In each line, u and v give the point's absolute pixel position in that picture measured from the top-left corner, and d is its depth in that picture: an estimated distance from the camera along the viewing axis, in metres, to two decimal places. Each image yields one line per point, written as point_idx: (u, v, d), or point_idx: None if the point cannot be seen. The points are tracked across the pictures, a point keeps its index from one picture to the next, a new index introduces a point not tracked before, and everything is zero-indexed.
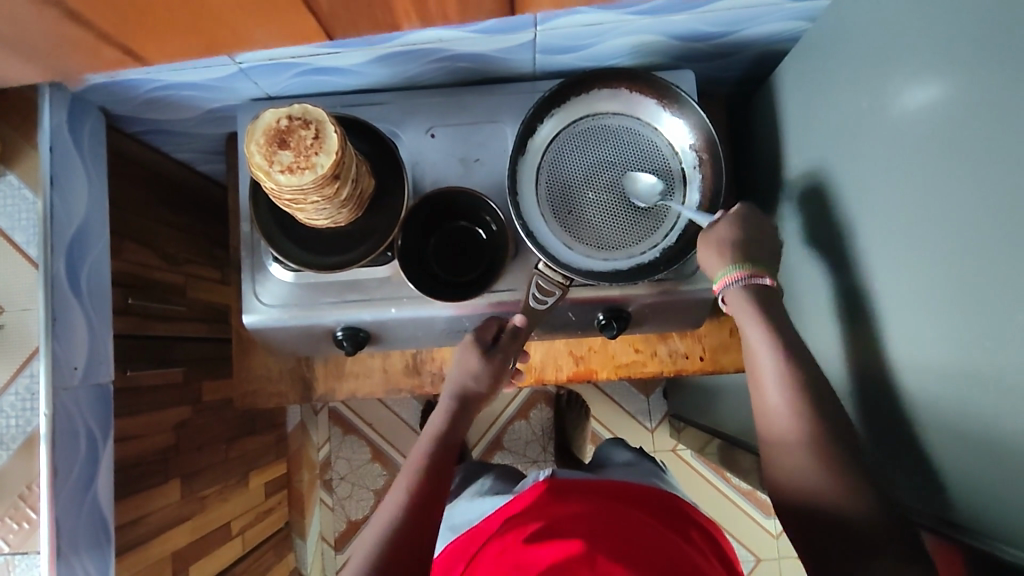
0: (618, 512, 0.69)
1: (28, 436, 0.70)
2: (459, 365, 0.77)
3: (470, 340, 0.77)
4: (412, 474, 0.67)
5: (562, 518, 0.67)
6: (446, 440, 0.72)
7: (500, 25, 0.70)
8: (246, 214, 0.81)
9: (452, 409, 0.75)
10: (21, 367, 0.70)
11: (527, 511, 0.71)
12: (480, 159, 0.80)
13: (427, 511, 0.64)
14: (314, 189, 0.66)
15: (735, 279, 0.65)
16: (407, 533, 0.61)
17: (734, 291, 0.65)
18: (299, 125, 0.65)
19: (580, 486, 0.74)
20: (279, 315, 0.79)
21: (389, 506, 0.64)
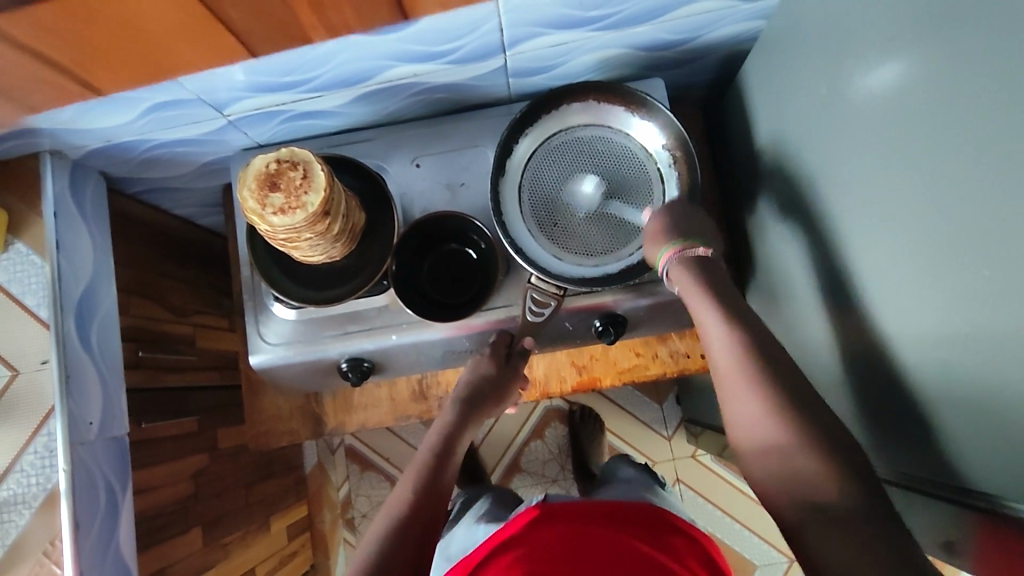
0: (611, 534, 0.67)
1: (49, 493, 0.71)
2: (466, 376, 0.80)
3: (480, 356, 0.80)
4: (412, 487, 0.69)
5: (556, 548, 0.64)
6: (447, 450, 0.74)
7: (472, 52, 0.73)
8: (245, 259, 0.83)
9: (457, 419, 0.77)
10: (38, 426, 0.71)
11: (518, 539, 0.67)
12: (466, 183, 0.83)
13: (425, 519, 0.67)
14: (306, 227, 0.69)
15: (676, 249, 0.68)
16: (403, 544, 0.63)
17: (675, 265, 0.69)
18: (287, 168, 0.68)
19: (576, 509, 0.70)
20: (285, 352, 0.81)
21: (389, 512, 0.67)
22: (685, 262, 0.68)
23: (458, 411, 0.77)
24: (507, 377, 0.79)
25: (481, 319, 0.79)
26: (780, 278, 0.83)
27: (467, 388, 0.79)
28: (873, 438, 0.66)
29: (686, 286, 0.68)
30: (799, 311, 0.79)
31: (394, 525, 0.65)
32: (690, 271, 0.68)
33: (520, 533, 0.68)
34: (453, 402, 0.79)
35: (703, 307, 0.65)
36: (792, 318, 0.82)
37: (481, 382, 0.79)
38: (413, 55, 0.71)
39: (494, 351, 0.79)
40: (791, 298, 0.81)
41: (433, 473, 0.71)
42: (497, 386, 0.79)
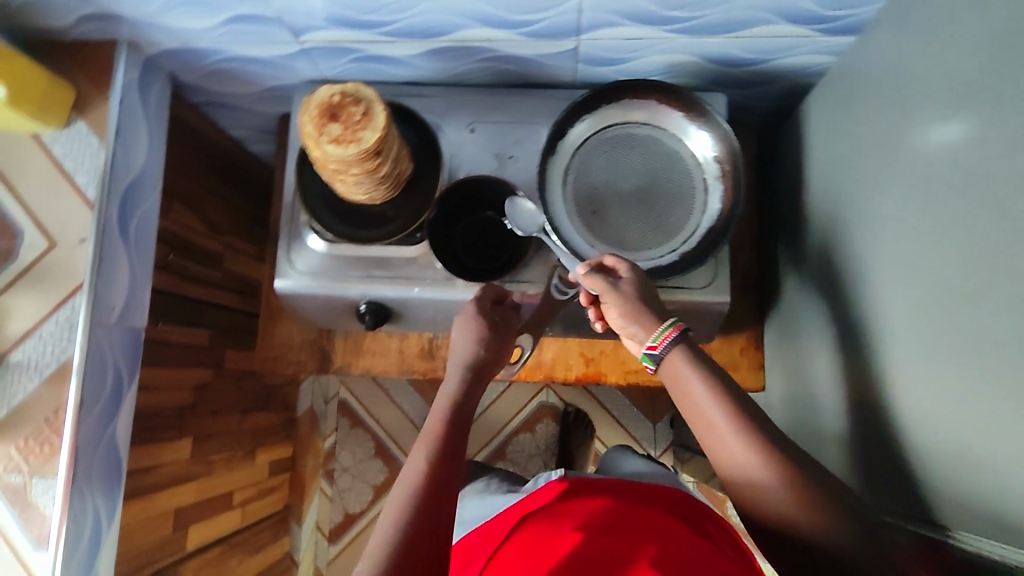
0: (642, 512, 0.68)
1: (60, 365, 0.73)
2: (464, 341, 0.73)
3: (470, 314, 0.74)
4: (425, 460, 0.63)
5: (575, 517, 0.68)
6: (456, 419, 0.68)
7: (547, 29, 0.75)
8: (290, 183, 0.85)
9: (465, 384, 0.71)
10: (63, 299, 0.73)
11: (543, 510, 0.72)
12: (514, 156, 0.84)
13: (435, 512, 0.59)
14: (356, 162, 0.71)
15: (672, 336, 0.62)
16: (424, 531, 0.58)
17: (673, 354, 0.62)
18: (349, 102, 0.71)
19: (596, 485, 0.75)
20: (308, 283, 0.83)
21: (394, 504, 0.60)
22: (679, 346, 0.62)
23: (466, 376, 0.71)
24: (506, 334, 0.75)
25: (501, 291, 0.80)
26: (802, 312, 0.83)
27: (467, 352, 0.72)
28: (870, 478, 0.66)
29: (679, 373, 0.61)
30: (815, 347, 0.79)
31: (412, 510, 0.59)
32: (689, 354, 0.61)
33: (546, 504, 0.73)
34: (456, 367, 0.72)
35: (700, 389, 0.60)
36: (807, 353, 0.81)
37: (480, 348, 0.73)
38: (489, 19, 0.72)
39: (472, 307, 0.75)
40: (810, 333, 0.81)
41: (446, 445, 0.65)
42: (497, 346, 0.74)
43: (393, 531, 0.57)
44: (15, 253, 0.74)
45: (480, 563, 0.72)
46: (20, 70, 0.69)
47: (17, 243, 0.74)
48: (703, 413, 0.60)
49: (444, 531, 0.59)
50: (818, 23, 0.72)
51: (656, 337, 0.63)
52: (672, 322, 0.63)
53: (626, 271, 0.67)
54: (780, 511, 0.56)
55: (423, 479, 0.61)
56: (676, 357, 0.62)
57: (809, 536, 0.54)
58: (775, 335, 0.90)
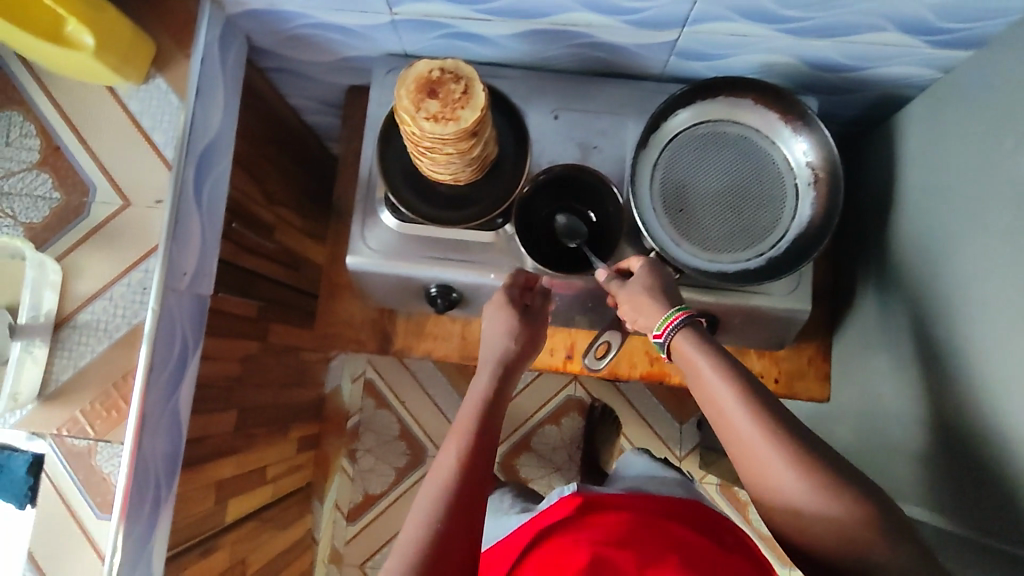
0: (663, 529, 0.66)
1: (132, 328, 0.70)
2: (498, 334, 0.73)
3: (499, 303, 0.74)
4: (457, 456, 0.62)
5: (593, 532, 0.66)
6: (491, 414, 0.67)
7: (654, 18, 0.72)
8: (369, 158, 0.83)
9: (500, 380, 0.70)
10: (137, 261, 0.71)
11: (561, 524, 0.70)
12: (599, 147, 0.83)
13: (468, 509, 0.60)
14: (451, 140, 0.69)
15: (678, 321, 0.63)
16: (453, 531, 0.58)
17: (677, 340, 0.63)
18: (449, 78, 0.68)
19: (616, 499, 0.73)
20: (381, 261, 0.81)
21: (425, 498, 0.60)
22: (684, 333, 0.63)
23: (502, 373, 0.71)
24: (539, 328, 0.74)
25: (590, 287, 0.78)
26: (879, 326, 0.82)
27: (497, 345, 0.72)
28: (962, 499, 0.65)
29: (691, 361, 0.62)
30: (892, 361, 0.78)
31: (441, 506, 0.59)
32: (695, 340, 0.62)
33: (567, 514, 0.71)
34: (490, 362, 0.71)
35: (719, 384, 0.59)
36: (880, 367, 0.81)
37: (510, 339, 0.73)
38: (598, 4, 0.70)
39: (500, 297, 0.74)
40: (886, 347, 0.80)
41: (481, 442, 0.64)
42: (529, 338, 0.74)
43: (424, 531, 0.58)
44: (86, 210, 0.72)
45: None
46: (108, 18, 0.66)
47: (89, 199, 0.72)
48: (721, 412, 0.59)
49: (473, 531, 0.59)
50: (933, 33, 0.70)
51: (658, 327, 0.64)
52: (677, 309, 0.64)
53: (638, 269, 0.70)
54: (790, 503, 0.55)
55: (455, 477, 0.61)
56: (685, 343, 0.62)
57: (822, 550, 0.54)
58: (843, 346, 0.89)
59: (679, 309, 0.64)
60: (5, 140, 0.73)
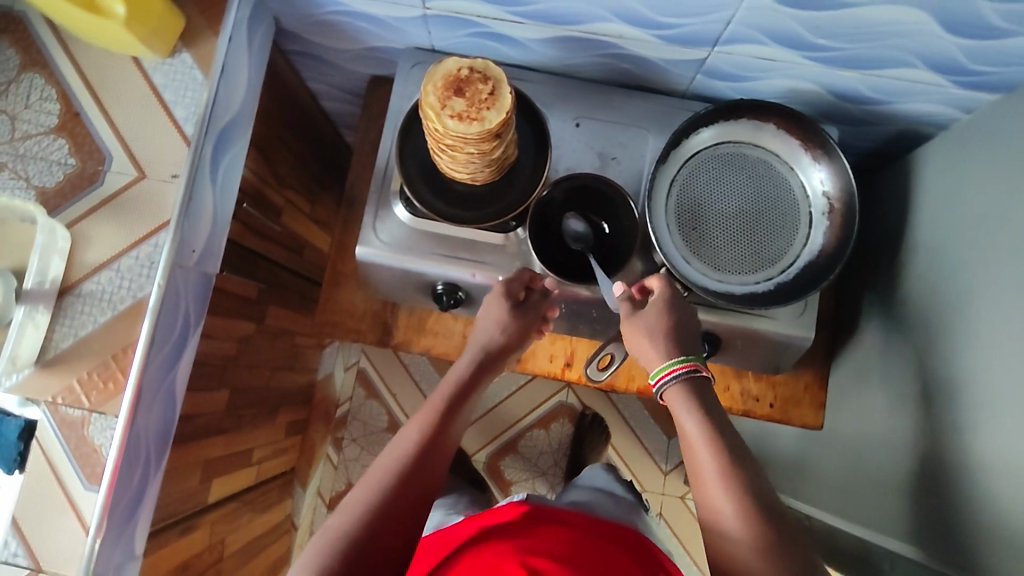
0: (603, 548, 0.67)
1: (135, 302, 0.69)
2: (487, 323, 0.76)
3: (495, 292, 0.77)
4: (421, 428, 0.67)
5: (538, 537, 0.66)
6: (462, 398, 0.71)
7: (684, 36, 0.73)
8: (388, 149, 0.82)
9: (477, 369, 0.74)
10: (147, 235, 0.70)
11: (507, 524, 0.70)
12: (617, 158, 0.82)
13: (419, 480, 0.63)
14: (474, 140, 0.69)
15: (678, 372, 0.65)
16: (406, 488, 0.62)
17: (673, 387, 0.66)
18: (478, 78, 0.68)
19: (568, 515, 0.73)
20: (389, 254, 0.80)
21: (382, 465, 0.63)
22: (683, 382, 0.66)
23: (481, 363, 0.75)
24: (529, 325, 0.77)
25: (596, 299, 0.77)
26: (880, 359, 0.82)
27: (481, 334, 0.76)
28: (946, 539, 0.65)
29: (680, 410, 0.65)
30: (889, 396, 0.79)
31: (395, 471, 0.63)
32: (689, 392, 0.65)
33: (520, 514, 0.72)
34: (472, 350, 0.76)
35: (698, 432, 0.62)
36: (877, 401, 0.81)
37: (496, 329, 0.76)
38: (631, 16, 0.71)
39: (500, 288, 0.76)
40: (885, 381, 0.80)
41: (448, 419, 0.69)
42: (513, 332, 0.76)
43: (376, 490, 0.61)
44: (100, 178, 0.71)
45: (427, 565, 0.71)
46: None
47: (104, 168, 0.71)
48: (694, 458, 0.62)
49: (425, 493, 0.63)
50: (960, 74, 0.71)
51: (657, 370, 0.67)
52: (688, 359, 0.66)
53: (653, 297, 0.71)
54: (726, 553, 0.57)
55: (416, 443, 0.65)
56: (677, 392, 0.65)
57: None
58: (843, 375, 0.89)
59: (690, 360, 0.66)
60: (24, 101, 0.72)
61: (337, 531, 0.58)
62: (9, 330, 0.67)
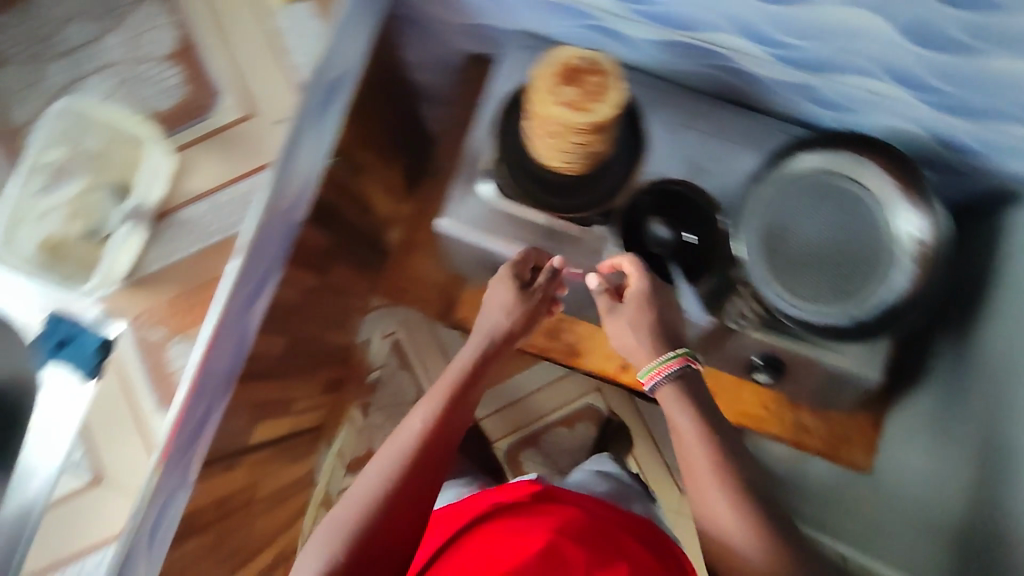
0: (608, 533, 0.72)
1: (226, 237, 0.71)
2: (499, 315, 0.77)
3: (501, 277, 0.78)
4: (423, 426, 0.69)
5: (547, 522, 0.71)
6: (466, 390, 0.73)
7: (802, 57, 0.72)
8: (483, 129, 0.83)
9: (484, 358, 0.76)
10: (246, 173, 0.72)
11: (517, 507, 0.75)
12: (709, 170, 0.81)
13: (423, 472, 0.67)
14: (581, 131, 0.69)
15: (674, 367, 0.68)
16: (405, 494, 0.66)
17: (666, 388, 0.68)
18: (592, 70, 0.68)
19: (576, 496, 0.78)
20: (471, 231, 0.82)
21: (386, 459, 0.67)
22: (676, 381, 0.68)
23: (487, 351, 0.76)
24: (538, 311, 0.78)
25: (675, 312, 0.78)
26: (948, 415, 0.80)
27: (490, 321, 0.77)
28: None
29: (671, 411, 0.67)
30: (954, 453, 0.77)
31: (397, 469, 0.66)
32: (682, 389, 0.68)
33: (527, 497, 0.77)
34: (480, 338, 0.77)
35: (686, 417, 0.66)
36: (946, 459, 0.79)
37: (505, 315, 0.77)
38: (752, 30, 0.70)
39: (506, 274, 0.77)
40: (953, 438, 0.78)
41: (451, 415, 0.71)
42: (520, 317, 0.77)
43: (377, 489, 0.65)
44: (209, 113, 0.73)
45: (437, 540, 0.76)
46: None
47: (214, 103, 0.73)
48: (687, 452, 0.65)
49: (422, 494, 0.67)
50: None
51: (644, 373, 0.69)
52: (672, 356, 0.68)
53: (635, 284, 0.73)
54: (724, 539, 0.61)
55: (417, 444, 0.68)
56: (670, 389, 0.68)
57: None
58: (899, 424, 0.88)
59: (679, 354, 0.69)
60: (148, 27, 0.74)
61: (340, 535, 0.62)
62: (112, 243, 0.70)
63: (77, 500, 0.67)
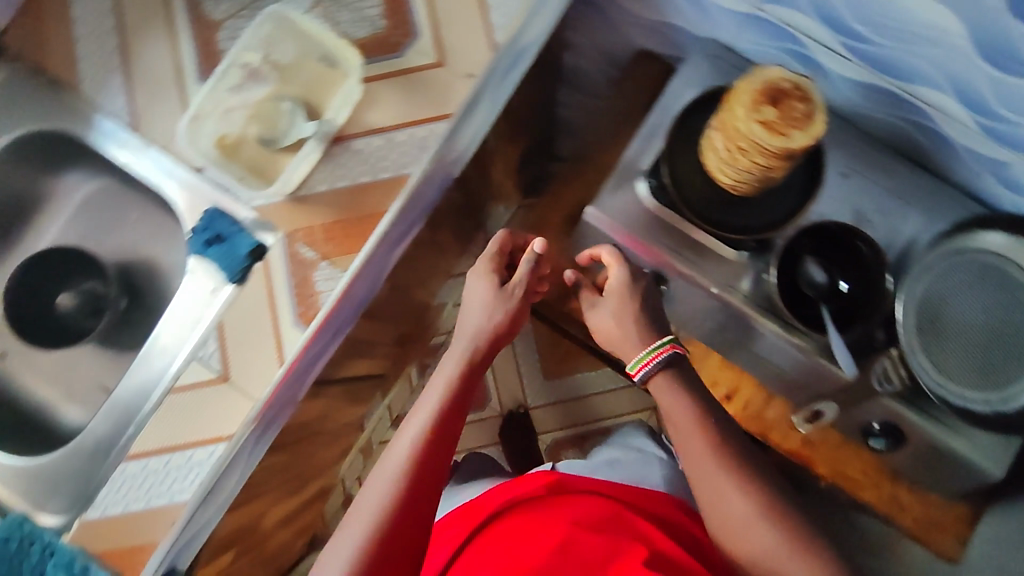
0: (620, 523, 0.69)
1: (395, 175, 0.72)
2: (479, 316, 0.72)
3: (478, 269, 0.76)
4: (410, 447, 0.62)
5: (563, 511, 0.70)
6: (453, 402, 0.67)
7: (1013, 133, 0.69)
8: (656, 132, 0.80)
9: (476, 359, 0.70)
10: (428, 118, 0.72)
11: (526, 504, 0.73)
12: (874, 223, 0.78)
13: (420, 499, 0.61)
14: (767, 153, 0.66)
15: (664, 353, 0.68)
16: (406, 516, 0.60)
17: (659, 376, 0.68)
18: (798, 96, 0.65)
19: (579, 481, 0.76)
20: (617, 228, 0.80)
21: (379, 487, 0.60)
22: (664, 370, 0.69)
23: (482, 351, 0.71)
24: (523, 302, 0.74)
25: (817, 355, 0.74)
26: None
27: (471, 322, 0.72)
28: None
29: (662, 395, 0.68)
30: None
31: (391, 498, 0.60)
32: (676, 377, 0.68)
33: (532, 496, 0.74)
34: (474, 339, 0.71)
35: (682, 405, 0.66)
36: None
37: (483, 315, 0.72)
38: (971, 93, 0.67)
39: (487, 267, 0.75)
40: None
41: (443, 423, 0.65)
42: (500, 315, 0.73)
43: (373, 520, 0.59)
44: (402, 51, 0.73)
45: (452, 539, 0.74)
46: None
47: (408, 43, 0.73)
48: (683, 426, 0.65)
49: (426, 515, 0.61)
50: None
51: (634, 365, 0.69)
52: (658, 342, 0.69)
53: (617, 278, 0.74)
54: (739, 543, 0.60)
55: (409, 468, 0.61)
56: (661, 378, 0.68)
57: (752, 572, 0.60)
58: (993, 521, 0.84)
59: (664, 343, 0.69)
60: None
61: (341, 564, 0.57)
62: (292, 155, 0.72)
63: (196, 394, 0.69)
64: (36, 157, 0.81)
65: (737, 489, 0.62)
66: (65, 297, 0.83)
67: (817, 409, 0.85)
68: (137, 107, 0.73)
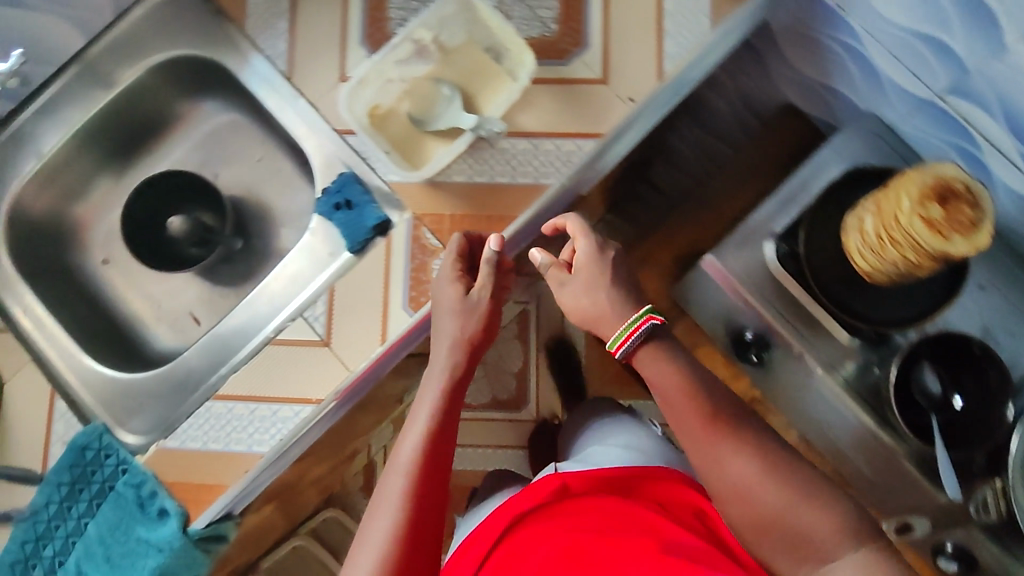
0: (634, 518, 0.61)
1: (534, 183, 0.71)
2: (452, 323, 0.63)
3: (439, 282, 0.65)
4: (405, 467, 0.59)
5: (573, 517, 0.62)
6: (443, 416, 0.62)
7: None
8: (795, 199, 0.78)
9: (459, 372, 0.63)
10: (579, 133, 0.70)
11: (536, 514, 0.65)
12: (1002, 345, 0.74)
13: (425, 525, 0.57)
14: (921, 251, 0.63)
15: (643, 327, 0.57)
16: (417, 548, 0.56)
17: (641, 350, 0.58)
18: (971, 201, 0.60)
19: (590, 476, 0.68)
20: (733, 282, 0.79)
21: (383, 516, 0.57)
22: (647, 341, 0.58)
23: (461, 365, 0.63)
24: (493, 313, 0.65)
25: (908, 461, 0.74)
26: None
27: (438, 333, 0.64)
28: None
29: (649, 372, 0.58)
30: None
31: (400, 525, 0.56)
32: (658, 349, 0.58)
33: (537, 505, 0.66)
34: (456, 350, 0.63)
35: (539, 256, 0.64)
36: None
37: (455, 327, 0.63)
38: None
39: (454, 273, 0.64)
40: None
41: (437, 439, 0.60)
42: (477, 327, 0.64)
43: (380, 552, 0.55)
44: (568, 60, 0.71)
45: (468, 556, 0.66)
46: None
47: (576, 53, 0.71)
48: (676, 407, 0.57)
49: (433, 545, 0.58)
50: None
51: (613, 341, 0.58)
52: (638, 314, 0.58)
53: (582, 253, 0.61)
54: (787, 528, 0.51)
55: (409, 493, 0.57)
56: (649, 350, 0.58)
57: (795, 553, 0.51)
58: None
59: (642, 314, 0.58)
60: None
61: None
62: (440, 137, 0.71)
63: (294, 349, 0.70)
64: (178, 81, 0.80)
65: (737, 442, 0.54)
66: (177, 219, 0.78)
67: (908, 522, 0.82)
68: (295, 56, 0.73)
